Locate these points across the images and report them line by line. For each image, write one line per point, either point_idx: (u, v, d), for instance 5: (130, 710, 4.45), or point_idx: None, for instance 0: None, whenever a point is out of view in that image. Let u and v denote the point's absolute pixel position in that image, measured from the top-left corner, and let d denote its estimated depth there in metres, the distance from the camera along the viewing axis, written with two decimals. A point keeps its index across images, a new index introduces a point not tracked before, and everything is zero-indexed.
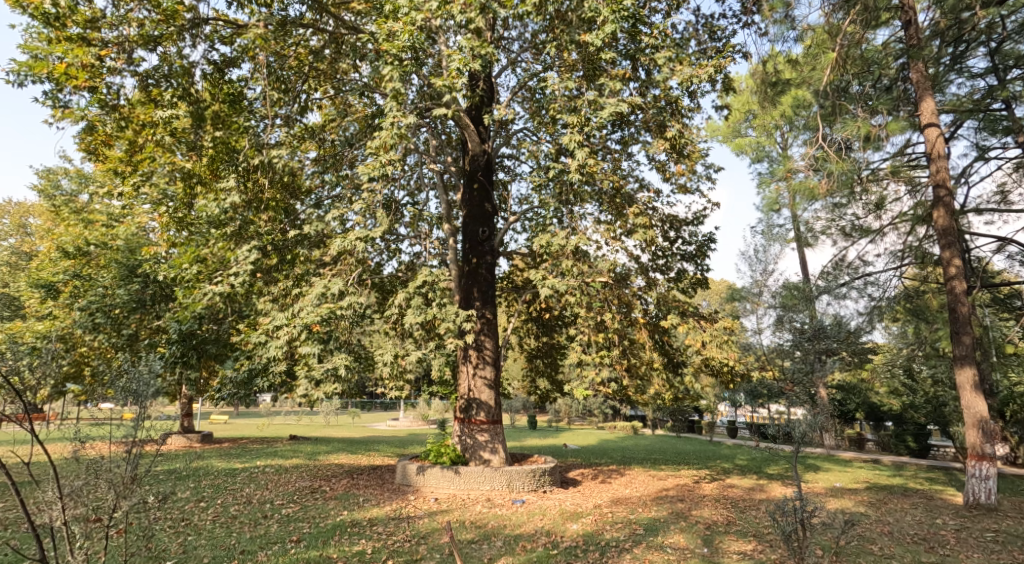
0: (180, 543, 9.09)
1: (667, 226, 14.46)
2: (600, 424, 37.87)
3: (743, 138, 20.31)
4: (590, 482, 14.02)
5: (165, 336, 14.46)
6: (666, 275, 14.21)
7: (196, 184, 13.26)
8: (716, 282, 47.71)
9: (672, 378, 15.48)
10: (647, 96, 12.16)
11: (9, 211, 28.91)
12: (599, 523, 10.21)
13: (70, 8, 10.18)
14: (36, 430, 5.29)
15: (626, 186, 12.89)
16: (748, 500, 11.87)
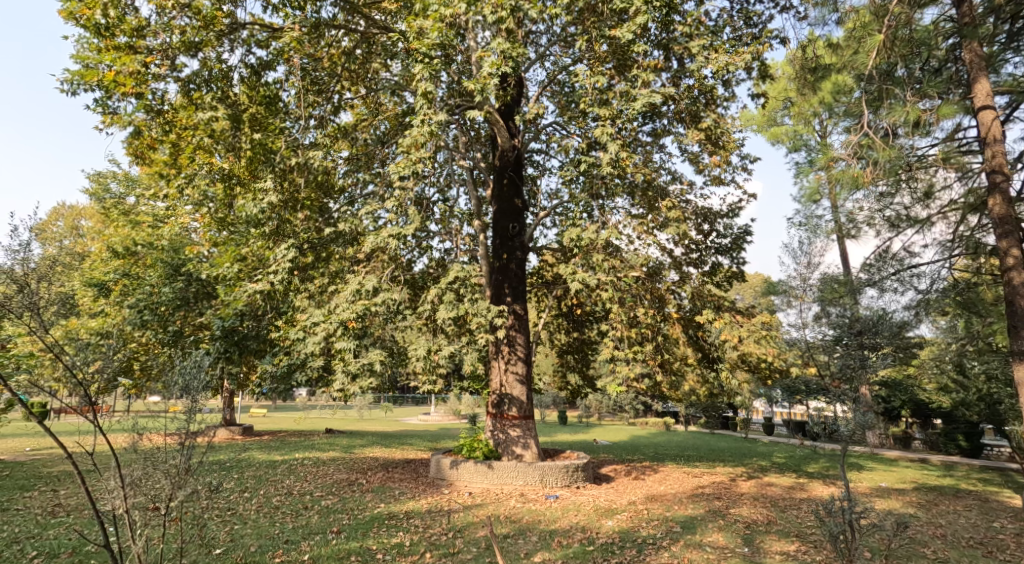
0: (228, 531, 9.36)
1: (701, 220, 14.28)
2: (631, 420, 37.64)
3: (779, 128, 19.90)
4: (624, 478, 13.96)
5: (208, 333, 14.97)
6: (701, 269, 14.04)
7: (236, 184, 13.60)
8: (752, 276, 46.88)
9: (707, 374, 15.28)
10: (680, 87, 12.01)
11: (63, 214, 30.08)
12: (635, 520, 10.15)
13: (119, 18, 10.51)
14: (98, 422, 5.55)
15: (658, 178, 12.76)
16: (789, 499, 11.67)
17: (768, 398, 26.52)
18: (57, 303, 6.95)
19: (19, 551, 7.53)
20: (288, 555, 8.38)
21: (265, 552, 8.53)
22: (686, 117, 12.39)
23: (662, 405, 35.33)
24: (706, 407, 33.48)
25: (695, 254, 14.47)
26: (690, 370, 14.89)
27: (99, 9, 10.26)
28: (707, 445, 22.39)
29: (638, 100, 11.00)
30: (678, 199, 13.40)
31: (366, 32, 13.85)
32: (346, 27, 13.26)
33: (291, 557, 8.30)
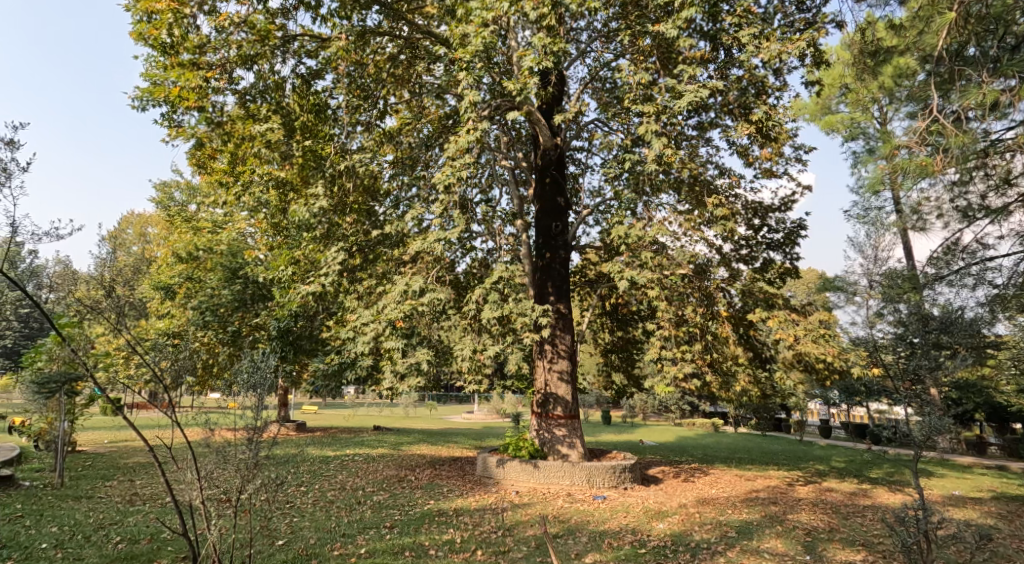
0: (288, 523, 9.66)
1: (751, 215, 13.94)
2: (679, 420, 37.09)
3: (835, 117, 19.18)
4: (673, 480, 13.75)
5: (264, 333, 15.48)
6: (751, 266, 13.72)
7: (289, 190, 14.00)
8: (806, 273, 45.40)
9: (760, 374, 14.89)
10: (728, 78, 11.70)
11: (132, 221, 31.53)
12: (687, 523, 10.02)
13: (182, 37, 11.00)
14: (174, 419, 5.85)
15: (705, 173, 12.53)
16: (852, 506, 11.29)
17: (825, 399, 25.66)
18: (130, 307, 7.33)
19: (104, 535, 7.96)
20: (346, 548, 8.56)
21: (323, 545, 8.76)
22: (735, 109, 12.09)
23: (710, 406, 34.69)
24: (758, 408, 32.61)
25: (745, 250, 14.16)
26: (741, 370, 14.56)
27: (165, 28, 10.76)
28: (759, 448, 21.82)
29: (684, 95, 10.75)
30: (727, 194, 13.12)
31: (410, 35, 14.05)
32: (390, 32, 13.49)
33: (349, 551, 8.47)
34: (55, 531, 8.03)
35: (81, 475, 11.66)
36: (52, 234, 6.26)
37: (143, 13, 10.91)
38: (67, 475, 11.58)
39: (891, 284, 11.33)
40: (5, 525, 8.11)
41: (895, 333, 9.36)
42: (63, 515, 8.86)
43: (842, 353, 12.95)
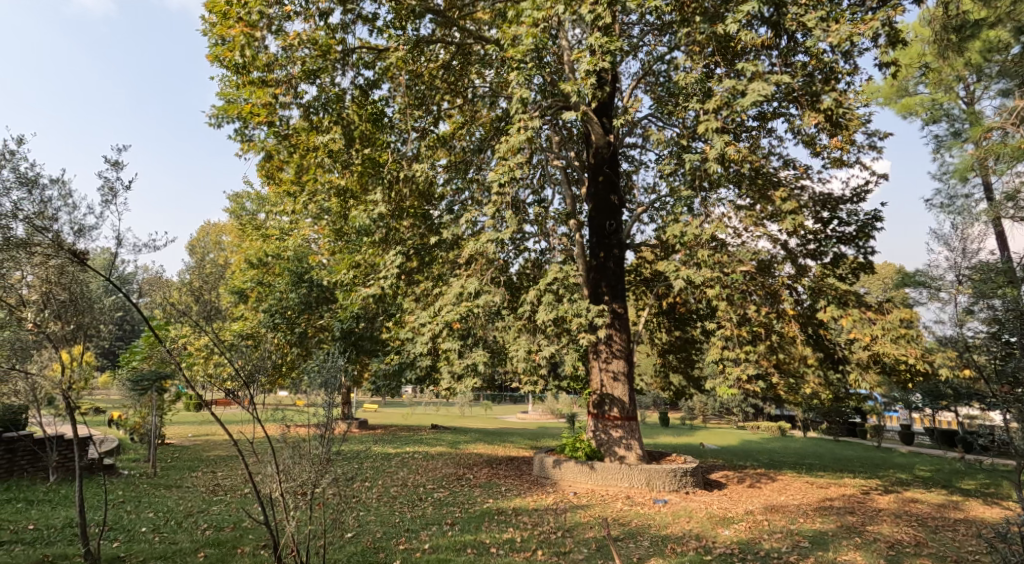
0: (355, 517, 10.10)
1: (819, 208, 13.29)
2: (742, 424, 36.19)
3: (913, 98, 16.03)
4: (737, 485, 13.50)
5: (328, 334, 16.13)
6: (820, 262, 13.11)
7: (350, 198, 14.55)
8: (882, 271, 43.24)
9: (831, 375, 14.39)
10: (793, 64, 11.15)
11: (208, 231, 33.50)
12: (755, 530, 9.88)
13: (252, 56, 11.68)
14: (256, 416, 6.35)
15: (768, 166, 12.10)
16: (941, 520, 10.86)
17: (906, 403, 24.43)
18: (205, 310, 7.90)
19: (193, 522, 8.60)
20: (410, 543, 8.90)
21: (389, 539, 9.13)
22: (801, 97, 11.46)
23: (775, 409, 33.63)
24: (828, 413, 31.36)
25: (813, 245, 13.56)
26: (810, 371, 14.09)
27: (238, 50, 11.47)
28: (830, 453, 21.02)
29: (750, 89, 10.10)
30: (791, 186, 12.63)
31: (462, 41, 14.33)
32: (442, 39, 13.82)
33: (413, 545, 8.81)
34: (151, 517, 8.73)
35: (170, 466, 12.56)
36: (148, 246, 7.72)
37: (218, 37, 11.67)
38: (159, 466, 12.51)
39: (983, 278, 10.76)
40: (107, 510, 8.88)
41: (986, 334, 8.95)
42: (158, 502, 9.61)
43: (922, 354, 12.38)
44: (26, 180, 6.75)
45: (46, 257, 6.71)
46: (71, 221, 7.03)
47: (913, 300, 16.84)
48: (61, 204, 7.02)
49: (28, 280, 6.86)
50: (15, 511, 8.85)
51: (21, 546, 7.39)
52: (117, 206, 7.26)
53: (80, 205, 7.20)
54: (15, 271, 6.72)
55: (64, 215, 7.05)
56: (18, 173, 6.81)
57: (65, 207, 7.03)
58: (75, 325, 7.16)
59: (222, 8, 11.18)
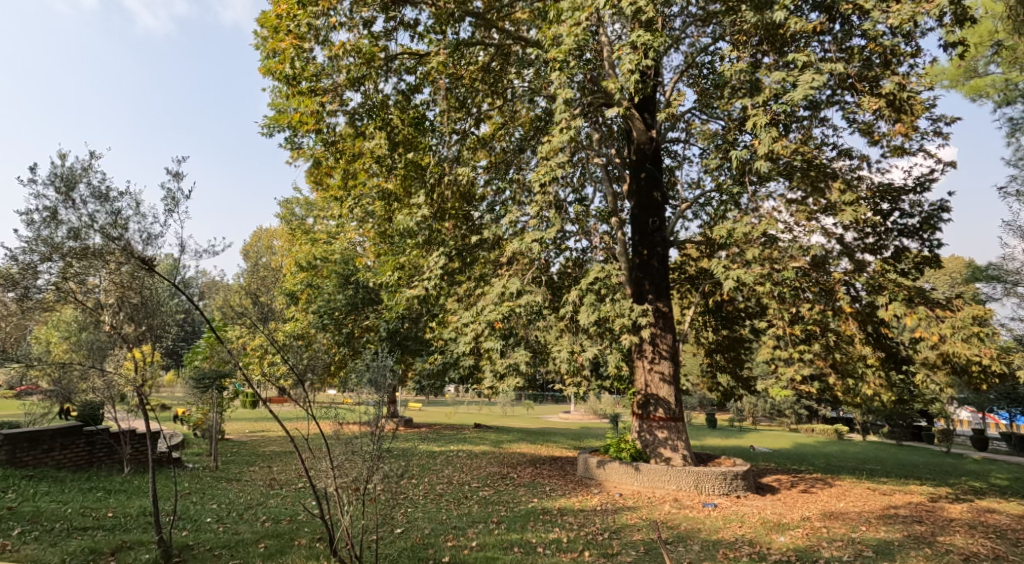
0: (404, 513, 10.38)
1: (879, 200, 12.37)
2: (794, 426, 35.27)
3: (980, 81, 13.47)
4: (791, 490, 13.20)
5: (375, 334, 16.55)
6: (878, 257, 12.44)
7: (394, 201, 14.88)
8: (947, 266, 41.37)
9: (893, 376, 13.85)
10: (848, 51, 10.62)
11: (259, 235, 34.76)
12: (813, 537, 9.66)
13: (301, 67, 12.06)
14: (311, 414, 6.66)
15: (821, 158, 11.38)
16: (1018, 532, 10.37)
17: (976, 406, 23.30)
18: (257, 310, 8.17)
19: (254, 514, 9.01)
20: (458, 540, 9.10)
21: (436, 535, 9.35)
22: (858, 83, 10.65)
23: (830, 411, 32.61)
24: (889, 416, 30.20)
25: (873, 239, 12.88)
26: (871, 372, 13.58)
27: (288, 61, 11.89)
28: (893, 459, 20.24)
29: (798, 80, 9.98)
30: (847, 177, 11.77)
31: (501, 42, 14.39)
32: (482, 42, 13.95)
33: (461, 543, 9.00)
34: (216, 508, 9.19)
35: (231, 461, 13.16)
36: (209, 251, 8.15)
37: (270, 51, 12.16)
38: (220, 460, 13.13)
39: None
40: (176, 500, 9.44)
41: None
42: (221, 494, 10.09)
43: (998, 356, 11.81)
44: (99, 192, 7.26)
45: (118, 264, 7.16)
46: (140, 230, 7.48)
47: (986, 296, 16.06)
48: (130, 215, 7.51)
49: (101, 285, 7.30)
50: (94, 500, 9.46)
51: (102, 532, 7.92)
52: (180, 214, 7.69)
53: (148, 214, 7.65)
54: (89, 276, 7.20)
55: (134, 225, 7.53)
56: (92, 188, 7.32)
57: (134, 217, 7.50)
58: (146, 327, 7.57)
59: (274, 22, 11.82)
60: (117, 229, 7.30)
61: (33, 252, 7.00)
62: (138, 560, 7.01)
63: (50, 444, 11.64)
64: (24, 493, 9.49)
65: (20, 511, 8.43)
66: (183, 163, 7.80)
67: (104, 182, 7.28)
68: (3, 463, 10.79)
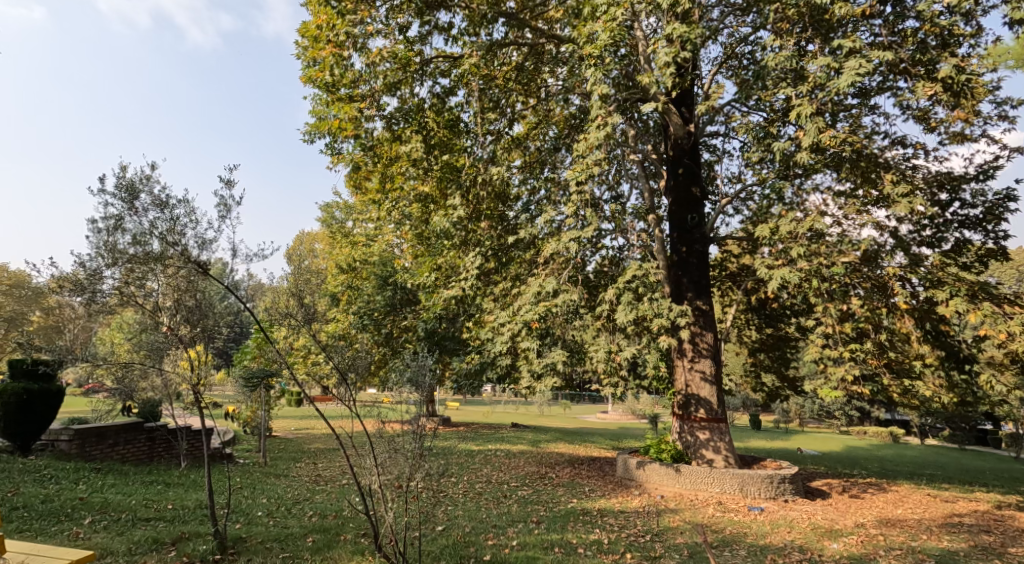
0: (444, 510, 10.40)
1: (937, 190, 11.82)
2: (843, 429, 34.12)
3: None
4: (843, 495, 12.75)
5: (413, 334, 16.69)
6: (937, 250, 11.89)
7: (431, 203, 14.97)
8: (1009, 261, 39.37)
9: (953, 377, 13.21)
10: (900, 35, 10.17)
11: (300, 239, 35.55)
12: (868, 545, 9.31)
13: (339, 75, 12.23)
14: (354, 411, 6.73)
15: (872, 147, 10.95)
16: None
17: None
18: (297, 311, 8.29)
19: (301, 509, 9.16)
20: (498, 539, 9.06)
21: (477, 533, 9.33)
22: (911, 67, 10.20)
23: (882, 413, 31.42)
24: (946, 418, 28.90)
25: (929, 232, 12.33)
26: (929, 372, 12.99)
27: (327, 69, 12.12)
28: (954, 464, 19.38)
29: (844, 67, 9.47)
30: (901, 167, 11.30)
31: (535, 41, 14.34)
32: (515, 42, 13.92)
33: (501, 541, 8.96)
34: (265, 502, 9.40)
35: (278, 456, 13.47)
36: (258, 255, 8.30)
37: (310, 60, 12.40)
38: (268, 456, 13.44)
39: None
40: (228, 495, 9.69)
41: None
42: (268, 489, 10.31)
43: None
44: (159, 200, 7.43)
45: (176, 269, 7.42)
46: (195, 236, 7.65)
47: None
48: (186, 222, 7.66)
49: (159, 288, 7.56)
50: (155, 493, 9.78)
51: (163, 523, 8.17)
52: (233, 220, 7.83)
53: (202, 219, 7.80)
54: (148, 281, 7.44)
55: (190, 231, 7.69)
56: (153, 197, 7.50)
57: (190, 223, 7.68)
58: (200, 328, 7.82)
59: (314, 32, 11.95)
60: (175, 235, 7.47)
61: (98, 259, 7.21)
62: (197, 551, 7.20)
63: (116, 438, 12.12)
64: (92, 485, 9.89)
65: (88, 502, 8.78)
66: (235, 170, 7.92)
67: (164, 191, 7.45)
68: (74, 456, 11.43)
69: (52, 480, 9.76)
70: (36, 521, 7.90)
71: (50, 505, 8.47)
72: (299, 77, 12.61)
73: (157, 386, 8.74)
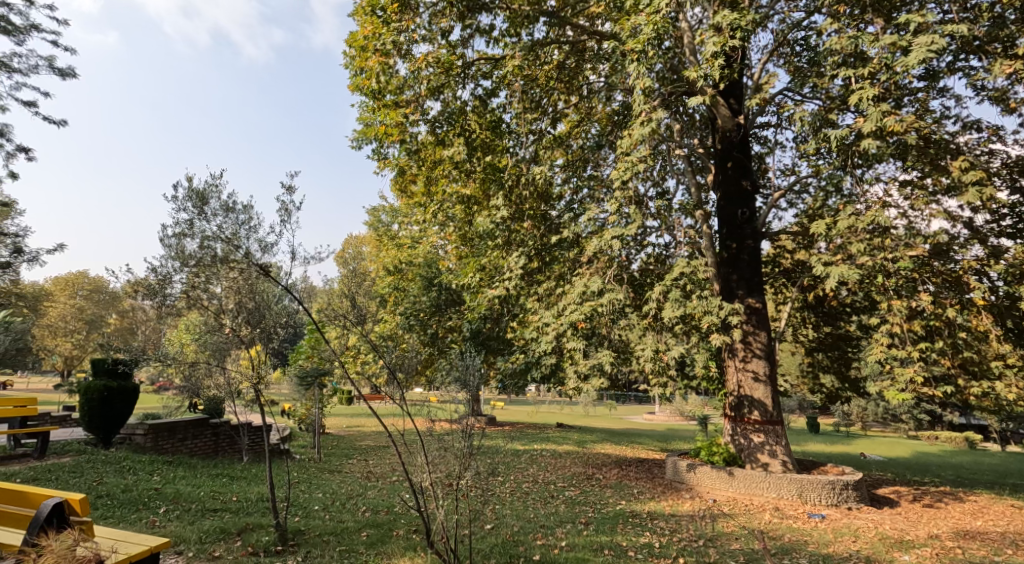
0: (493, 510, 10.28)
1: (1016, 176, 11.01)
2: (911, 432, 32.45)
3: None
4: (912, 503, 12.04)
5: (458, 333, 16.69)
6: (1017, 241, 11.08)
7: (474, 203, 14.91)
8: None
9: None
10: (972, 13, 9.49)
11: (349, 243, 36.23)
12: (942, 558, 8.72)
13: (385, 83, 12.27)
14: (403, 409, 6.67)
15: (942, 133, 10.29)
16: None
17: None
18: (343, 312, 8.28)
19: (354, 504, 9.19)
20: (547, 539, 8.89)
21: (526, 533, 9.16)
22: (986, 45, 9.51)
23: (953, 416, 29.71)
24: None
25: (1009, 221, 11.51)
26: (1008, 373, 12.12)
27: (374, 77, 12.21)
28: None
29: (914, 44, 8.90)
30: (975, 153, 10.58)
31: (576, 38, 14.10)
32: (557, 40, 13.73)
33: (551, 542, 8.78)
34: (320, 497, 9.49)
35: (331, 453, 13.65)
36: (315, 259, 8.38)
37: (358, 68, 12.54)
38: (322, 451, 13.67)
39: None
40: (287, 489, 9.84)
41: None
42: (323, 484, 10.43)
43: None
44: (228, 206, 7.59)
45: (239, 273, 7.59)
46: (257, 240, 7.77)
47: None
48: (250, 227, 7.80)
49: (221, 292, 7.73)
50: (221, 485, 10.01)
51: (229, 514, 8.32)
52: (293, 225, 7.91)
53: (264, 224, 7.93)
54: (212, 285, 7.64)
55: (253, 236, 7.82)
56: (222, 202, 7.66)
57: (254, 228, 7.81)
58: (260, 330, 7.86)
59: (361, 43, 12.12)
60: (238, 240, 7.61)
61: (168, 264, 7.48)
62: (261, 541, 7.27)
63: (185, 433, 12.47)
64: (166, 476, 10.18)
65: (162, 492, 9.02)
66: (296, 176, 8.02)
67: (231, 197, 7.59)
68: (149, 450, 11.71)
69: (132, 471, 10.11)
70: (118, 509, 8.17)
71: (128, 495, 8.72)
72: (347, 85, 12.78)
73: (221, 385, 8.95)
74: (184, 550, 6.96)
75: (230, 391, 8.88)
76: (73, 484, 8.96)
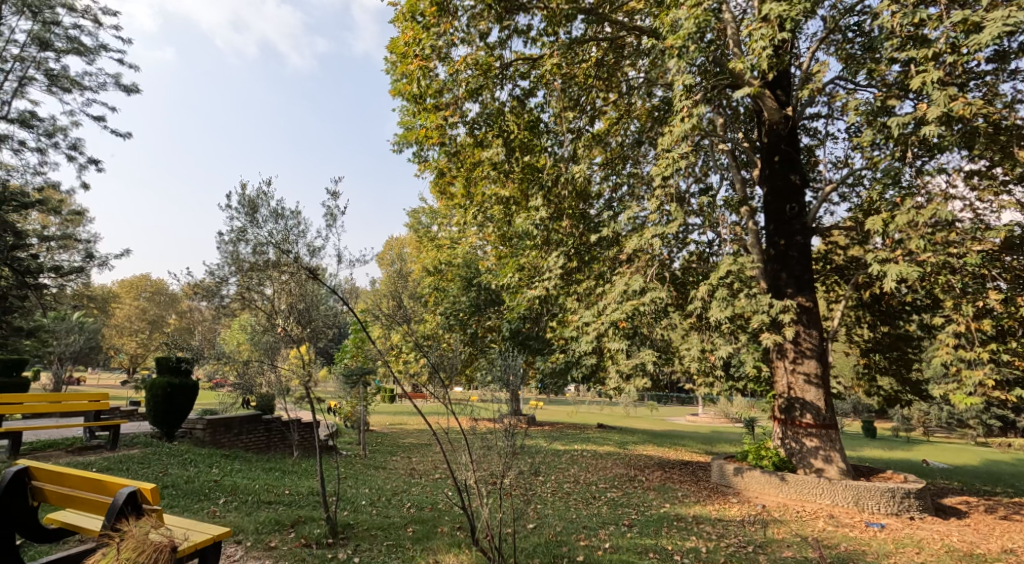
0: (535, 509, 10.12)
1: None
2: (976, 437, 30.81)
3: None
4: (980, 514, 11.35)
5: (497, 333, 16.59)
6: None
7: (513, 203, 14.78)
8: None
9: None
10: None
11: (389, 244, 36.61)
12: None
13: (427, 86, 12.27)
14: (443, 406, 6.56)
15: (1013, 118, 9.64)
16: None
17: None
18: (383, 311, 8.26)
19: (400, 501, 9.17)
20: (591, 540, 8.68)
21: (568, 534, 8.96)
22: None
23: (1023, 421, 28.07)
24: None
25: None
26: None
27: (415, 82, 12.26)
28: None
29: (987, 20, 8.34)
30: None
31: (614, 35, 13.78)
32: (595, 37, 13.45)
33: (594, 543, 8.57)
34: (368, 492, 9.52)
35: (377, 449, 13.74)
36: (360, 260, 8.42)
37: (399, 74, 12.59)
38: (368, 448, 13.77)
39: None
40: (337, 484, 9.91)
41: None
42: (371, 479, 10.47)
43: None
44: (278, 212, 7.69)
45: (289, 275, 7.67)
46: (306, 244, 7.85)
47: None
48: (299, 231, 7.88)
49: (272, 294, 7.85)
50: (274, 478, 10.15)
51: (283, 506, 8.41)
52: (340, 228, 7.96)
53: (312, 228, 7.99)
54: (265, 287, 7.81)
55: (303, 239, 7.90)
56: (271, 209, 7.77)
57: (302, 232, 7.88)
58: (310, 329, 7.87)
59: (403, 49, 12.16)
60: (289, 244, 7.70)
61: (224, 269, 7.88)
62: (313, 534, 7.31)
63: (241, 428, 12.74)
64: (224, 468, 10.42)
65: (221, 484, 9.19)
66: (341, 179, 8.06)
67: (280, 203, 7.68)
68: (207, 444, 12.07)
69: (193, 463, 10.36)
70: (182, 498, 8.37)
71: (191, 485, 8.92)
72: (389, 90, 12.85)
73: (271, 383, 9.04)
74: (243, 539, 7.06)
75: (279, 390, 8.99)
76: (142, 473, 9.25)
